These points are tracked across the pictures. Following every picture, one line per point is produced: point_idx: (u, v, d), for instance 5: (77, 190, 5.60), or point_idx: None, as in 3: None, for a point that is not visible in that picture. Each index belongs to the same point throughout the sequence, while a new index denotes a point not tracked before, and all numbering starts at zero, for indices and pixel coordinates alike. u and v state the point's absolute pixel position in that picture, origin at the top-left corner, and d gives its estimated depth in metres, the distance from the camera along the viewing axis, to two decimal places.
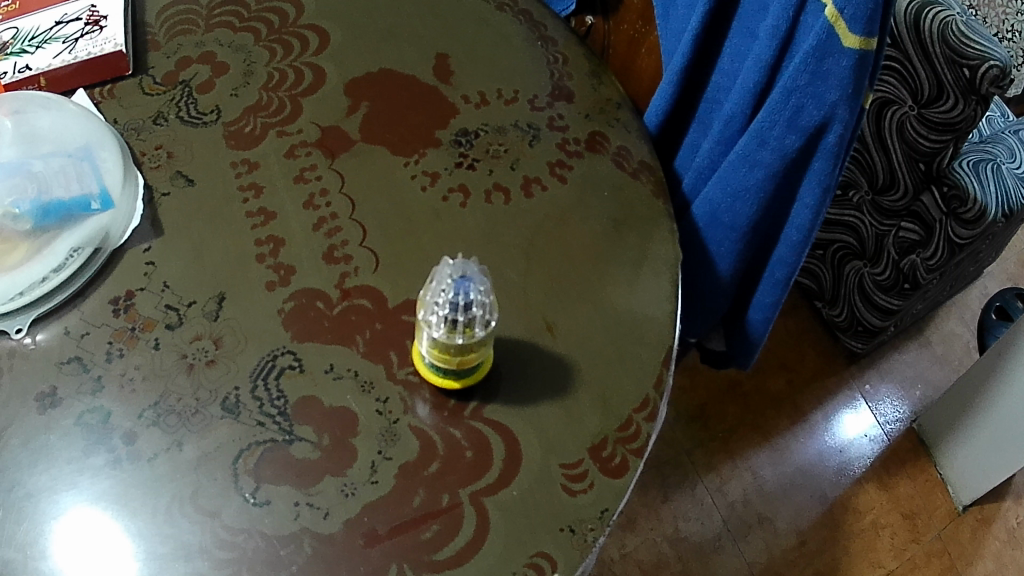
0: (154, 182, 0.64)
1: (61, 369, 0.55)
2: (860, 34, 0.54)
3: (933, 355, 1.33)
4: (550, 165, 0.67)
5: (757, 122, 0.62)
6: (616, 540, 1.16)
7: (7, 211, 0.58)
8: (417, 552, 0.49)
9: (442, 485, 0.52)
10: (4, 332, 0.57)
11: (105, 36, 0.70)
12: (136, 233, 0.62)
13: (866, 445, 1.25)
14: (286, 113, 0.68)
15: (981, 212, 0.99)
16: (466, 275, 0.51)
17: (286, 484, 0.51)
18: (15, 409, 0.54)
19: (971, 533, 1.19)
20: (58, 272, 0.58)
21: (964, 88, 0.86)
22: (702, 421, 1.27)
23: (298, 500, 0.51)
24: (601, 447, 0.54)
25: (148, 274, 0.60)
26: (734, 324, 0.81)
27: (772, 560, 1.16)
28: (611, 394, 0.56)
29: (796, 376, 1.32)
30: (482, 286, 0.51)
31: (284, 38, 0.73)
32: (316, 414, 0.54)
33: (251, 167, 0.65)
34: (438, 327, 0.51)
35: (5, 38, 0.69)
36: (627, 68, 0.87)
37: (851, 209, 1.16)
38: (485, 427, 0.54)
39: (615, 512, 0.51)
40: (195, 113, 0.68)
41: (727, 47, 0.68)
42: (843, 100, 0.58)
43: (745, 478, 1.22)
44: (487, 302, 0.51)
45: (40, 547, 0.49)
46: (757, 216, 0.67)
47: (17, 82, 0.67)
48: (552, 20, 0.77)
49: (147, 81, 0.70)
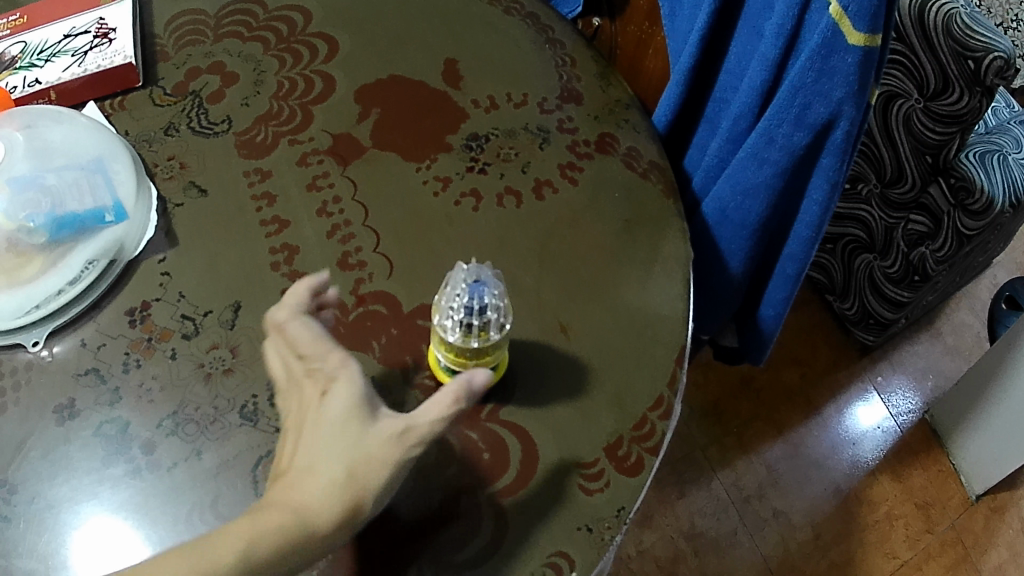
0: (167, 193, 0.65)
1: (78, 380, 0.56)
2: (864, 31, 0.55)
3: (945, 346, 1.33)
4: (561, 167, 0.68)
5: (764, 120, 0.63)
6: (632, 537, 1.17)
7: (21, 225, 0.58)
8: (436, 554, 0.50)
9: (460, 486, 0.52)
10: (21, 345, 0.58)
11: (115, 49, 0.71)
12: (150, 244, 0.62)
13: (878, 437, 1.25)
14: (298, 121, 0.69)
15: (989, 203, 0.98)
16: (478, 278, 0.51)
17: (309, 388, 0.47)
18: (35, 421, 0.54)
19: (985, 522, 1.18)
20: (74, 284, 0.59)
21: (970, 80, 0.86)
22: (715, 416, 1.27)
23: (321, 402, 0.46)
24: (616, 446, 0.54)
25: (163, 284, 0.61)
26: (747, 319, 0.81)
27: (788, 553, 1.16)
28: (626, 393, 0.56)
29: (809, 369, 1.31)
30: (496, 290, 0.51)
31: (293, 47, 0.73)
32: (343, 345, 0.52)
33: (264, 177, 0.66)
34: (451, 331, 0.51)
35: (15, 53, 0.71)
36: (634, 69, 0.87)
37: (861, 202, 1.16)
38: (502, 429, 0.55)
39: (631, 510, 0.52)
40: (206, 123, 0.69)
41: (734, 46, 0.68)
42: (850, 95, 0.58)
43: (759, 472, 1.22)
44: (501, 306, 0.51)
45: (61, 557, 0.50)
46: (767, 213, 0.68)
47: (27, 96, 0.68)
48: (558, 23, 0.78)
49: (158, 92, 0.71)
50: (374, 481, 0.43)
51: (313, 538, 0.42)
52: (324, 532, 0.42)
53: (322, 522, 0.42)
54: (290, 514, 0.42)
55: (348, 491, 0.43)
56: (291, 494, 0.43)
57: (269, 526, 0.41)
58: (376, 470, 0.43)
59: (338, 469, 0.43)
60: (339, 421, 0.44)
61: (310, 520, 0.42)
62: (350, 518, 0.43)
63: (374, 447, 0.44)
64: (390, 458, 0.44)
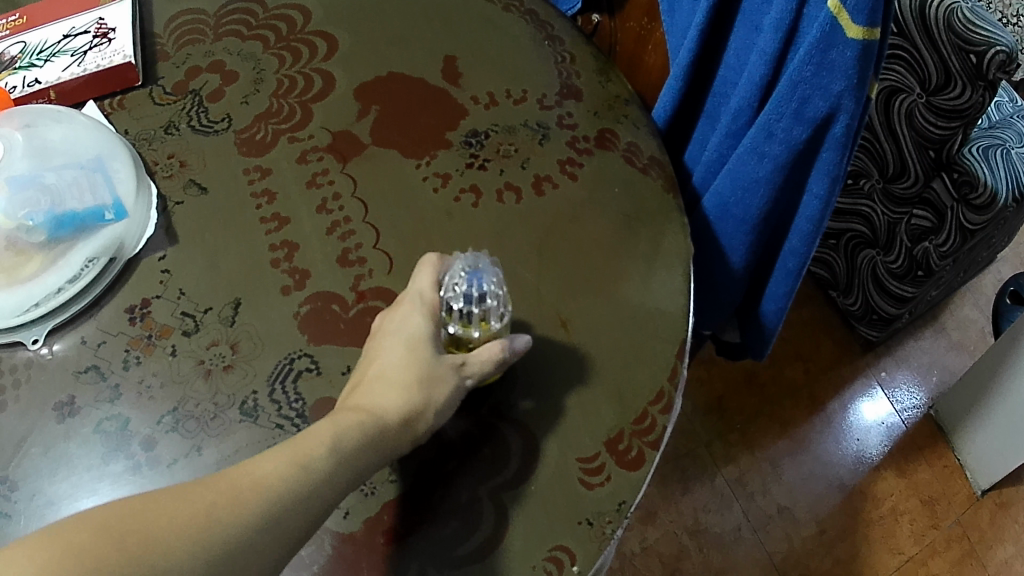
0: (167, 191, 0.65)
1: (79, 378, 0.56)
2: (862, 25, 0.54)
3: (949, 341, 1.32)
4: (561, 163, 0.67)
5: (764, 115, 0.62)
6: (637, 533, 1.17)
7: (21, 224, 0.57)
8: (437, 549, 0.50)
9: (461, 482, 0.52)
10: (21, 343, 0.58)
11: (114, 48, 0.71)
12: (150, 242, 0.63)
13: (883, 432, 1.25)
14: (297, 119, 0.69)
15: (992, 197, 0.98)
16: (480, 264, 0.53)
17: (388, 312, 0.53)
18: (35, 418, 0.55)
19: (991, 517, 1.18)
20: (73, 282, 0.59)
21: (971, 75, 0.85)
22: (719, 412, 1.27)
23: (398, 320, 0.52)
24: (617, 440, 0.54)
25: (163, 282, 0.61)
26: (748, 314, 0.81)
27: (793, 549, 1.16)
28: (626, 388, 0.56)
29: (812, 365, 1.31)
30: (495, 277, 0.53)
31: (293, 45, 0.73)
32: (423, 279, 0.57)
33: (263, 174, 0.66)
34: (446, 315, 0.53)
35: (14, 53, 0.71)
36: (634, 65, 0.87)
37: (863, 197, 1.16)
38: (503, 424, 0.54)
39: (632, 504, 0.52)
40: (206, 122, 0.69)
41: (732, 41, 0.68)
42: (849, 89, 0.58)
43: (764, 468, 1.22)
44: (499, 294, 0.53)
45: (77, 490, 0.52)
46: (767, 208, 0.67)
47: (27, 96, 0.68)
48: (558, 19, 0.78)
49: (158, 91, 0.71)
50: (439, 395, 0.49)
51: (386, 435, 0.46)
52: (392, 434, 0.46)
53: (393, 429, 0.47)
54: (366, 412, 0.46)
55: (415, 401, 0.48)
56: (366, 401, 0.48)
57: (348, 425, 0.45)
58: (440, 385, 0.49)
59: (407, 382, 0.48)
60: (409, 341, 0.50)
61: (382, 418, 0.46)
62: (413, 427, 0.48)
63: (440, 366, 0.49)
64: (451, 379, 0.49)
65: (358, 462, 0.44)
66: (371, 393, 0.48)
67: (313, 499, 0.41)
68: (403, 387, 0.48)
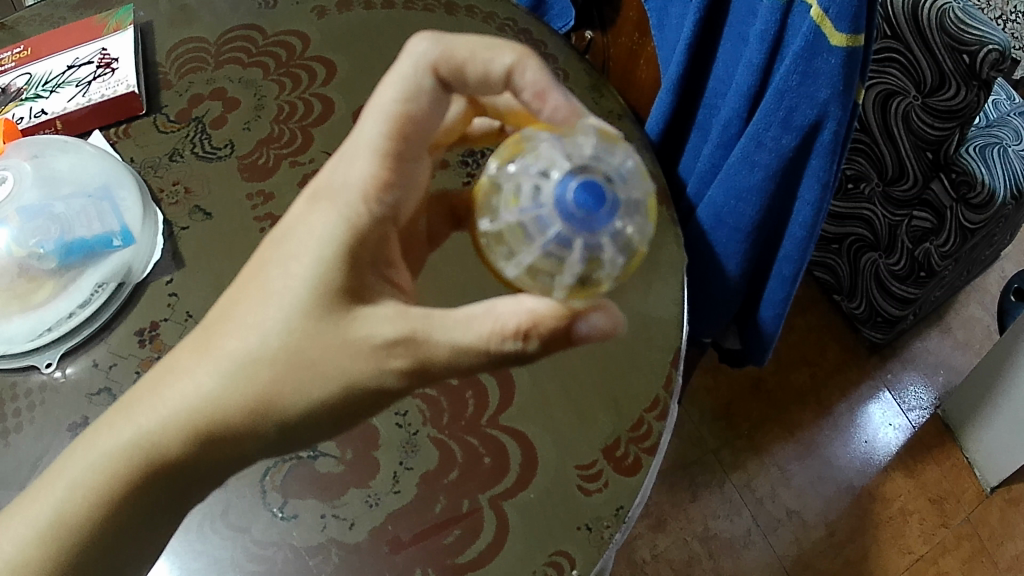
0: (173, 217, 0.67)
1: (92, 400, 0.59)
2: (846, 32, 0.56)
3: (955, 340, 1.33)
4: None
5: (753, 125, 0.64)
6: (647, 540, 1.18)
7: (32, 252, 0.61)
8: (440, 556, 0.52)
9: (462, 490, 0.54)
10: (34, 367, 0.60)
11: (118, 78, 0.73)
12: (157, 266, 0.65)
13: (892, 435, 1.25)
14: (298, 143, 0.71)
15: (990, 195, 0.98)
16: (601, 170, 0.42)
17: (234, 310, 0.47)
18: (50, 439, 0.57)
19: (1000, 515, 1.18)
20: (84, 307, 0.62)
21: (965, 74, 0.86)
22: (727, 419, 1.27)
23: (228, 333, 0.46)
24: (614, 447, 0.56)
25: (171, 305, 0.63)
26: (746, 321, 0.82)
27: (803, 553, 1.16)
28: (622, 399, 0.58)
29: (818, 369, 1.31)
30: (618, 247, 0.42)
31: (292, 70, 0.76)
32: (432, 121, 0.49)
33: (266, 198, 0.68)
34: (509, 239, 0.43)
35: (20, 85, 0.74)
36: (627, 79, 0.91)
37: (863, 201, 1.17)
38: (502, 434, 0.56)
39: (630, 509, 0.53)
40: (209, 148, 0.71)
41: (721, 52, 0.70)
42: (836, 96, 0.59)
43: (773, 473, 1.22)
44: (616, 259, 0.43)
45: None
46: (760, 216, 0.68)
47: (35, 126, 0.71)
48: (550, 37, 0.79)
49: (162, 119, 0.73)
50: (228, 412, 0.45)
51: (157, 460, 0.46)
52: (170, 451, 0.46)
53: (170, 445, 0.46)
54: (143, 437, 0.46)
55: (196, 412, 0.46)
56: (151, 418, 0.46)
57: (111, 456, 0.46)
58: (239, 399, 0.45)
59: (198, 386, 0.46)
60: (229, 361, 0.45)
61: (160, 448, 0.46)
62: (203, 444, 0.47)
63: (250, 382, 0.45)
64: (254, 396, 0.45)
65: (131, 493, 0.47)
66: (131, 409, 0.47)
67: (88, 538, 0.46)
68: (171, 402, 0.46)
